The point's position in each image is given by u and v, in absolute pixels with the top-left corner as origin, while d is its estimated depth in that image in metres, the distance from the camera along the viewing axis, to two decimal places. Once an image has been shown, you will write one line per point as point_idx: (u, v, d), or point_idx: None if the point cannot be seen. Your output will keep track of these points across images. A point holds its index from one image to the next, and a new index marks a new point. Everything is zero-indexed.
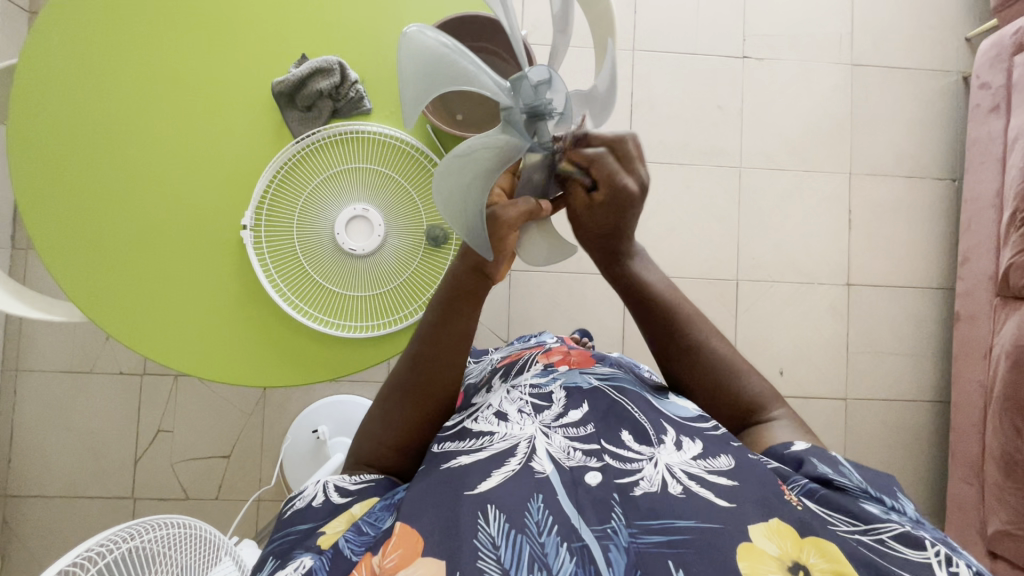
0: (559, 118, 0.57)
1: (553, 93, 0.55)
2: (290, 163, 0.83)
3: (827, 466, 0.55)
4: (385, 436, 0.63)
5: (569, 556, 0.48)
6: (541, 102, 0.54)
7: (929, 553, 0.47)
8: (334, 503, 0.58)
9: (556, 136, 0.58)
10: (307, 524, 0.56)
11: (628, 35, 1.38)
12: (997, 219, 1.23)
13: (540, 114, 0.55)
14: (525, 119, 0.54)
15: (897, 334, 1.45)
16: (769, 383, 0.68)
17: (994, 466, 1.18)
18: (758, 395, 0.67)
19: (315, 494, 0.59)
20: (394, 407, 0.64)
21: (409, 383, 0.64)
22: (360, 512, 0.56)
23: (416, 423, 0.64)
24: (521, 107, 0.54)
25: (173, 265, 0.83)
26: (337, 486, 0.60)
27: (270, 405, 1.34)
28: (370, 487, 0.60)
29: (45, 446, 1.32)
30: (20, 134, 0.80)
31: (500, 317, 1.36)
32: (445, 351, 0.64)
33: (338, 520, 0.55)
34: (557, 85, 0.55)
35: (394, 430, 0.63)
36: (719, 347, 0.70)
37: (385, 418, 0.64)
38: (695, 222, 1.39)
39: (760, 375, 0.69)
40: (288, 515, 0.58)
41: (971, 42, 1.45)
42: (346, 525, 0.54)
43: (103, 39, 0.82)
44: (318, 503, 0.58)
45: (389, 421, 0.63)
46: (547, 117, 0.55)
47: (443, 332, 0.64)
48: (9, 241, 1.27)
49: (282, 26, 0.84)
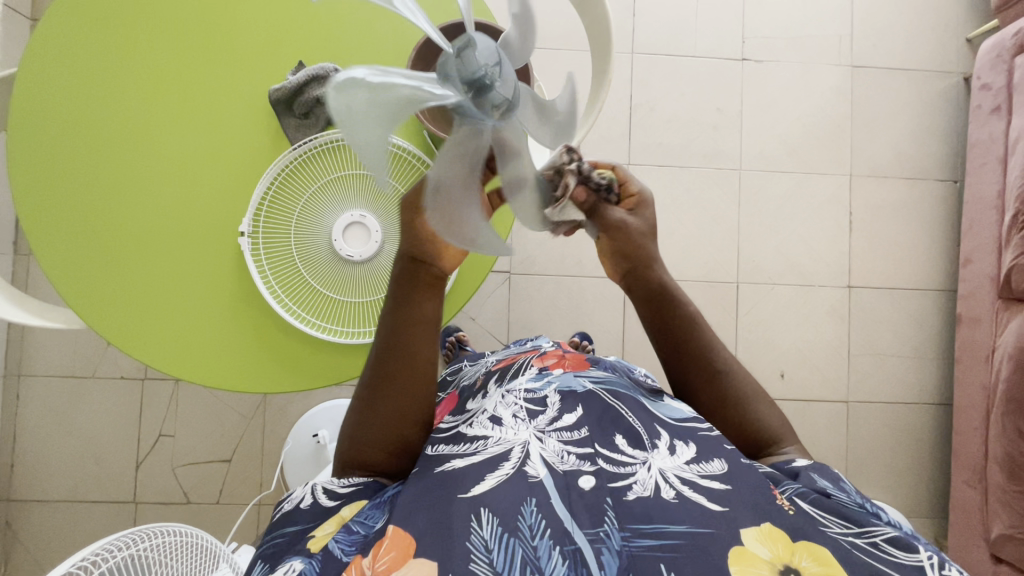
0: (506, 102, 0.49)
1: (501, 73, 0.48)
2: (288, 169, 0.84)
3: (827, 480, 0.55)
4: (364, 436, 0.60)
5: (562, 559, 0.48)
6: (483, 72, 0.45)
7: (922, 557, 0.47)
8: (323, 507, 0.57)
9: (500, 119, 0.49)
10: (297, 527, 0.56)
11: (626, 39, 1.38)
12: (999, 221, 1.22)
13: (487, 85, 0.46)
14: (466, 86, 0.46)
15: (899, 336, 1.44)
16: (782, 414, 0.68)
17: (997, 470, 1.17)
18: (769, 424, 0.67)
19: (303, 496, 0.59)
20: (370, 408, 0.60)
21: (378, 378, 0.60)
22: (349, 514, 0.55)
23: (396, 421, 0.60)
24: (459, 76, 0.45)
25: (169, 271, 0.84)
26: (325, 489, 0.59)
27: (270, 410, 1.34)
28: (360, 490, 0.58)
29: (47, 452, 1.33)
30: (20, 139, 0.81)
31: (500, 320, 1.36)
32: (415, 341, 0.60)
33: (327, 523, 0.55)
34: (503, 68, 0.49)
35: (372, 431, 0.60)
36: (736, 372, 0.69)
37: (362, 418, 0.60)
38: (695, 224, 1.39)
39: (774, 407, 0.68)
40: (277, 519, 0.58)
41: (972, 43, 1.45)
42: (336, 527, 0.54)
43: (105, 43, 0.82)
44: (306, 506, 0.58)
45: (364, 421, 0.60)
46: (492, 89, 0.47)
47: (407, 318, 0.60)
48: (12, 248, 1.28)
49: (278, 33, 0.85)
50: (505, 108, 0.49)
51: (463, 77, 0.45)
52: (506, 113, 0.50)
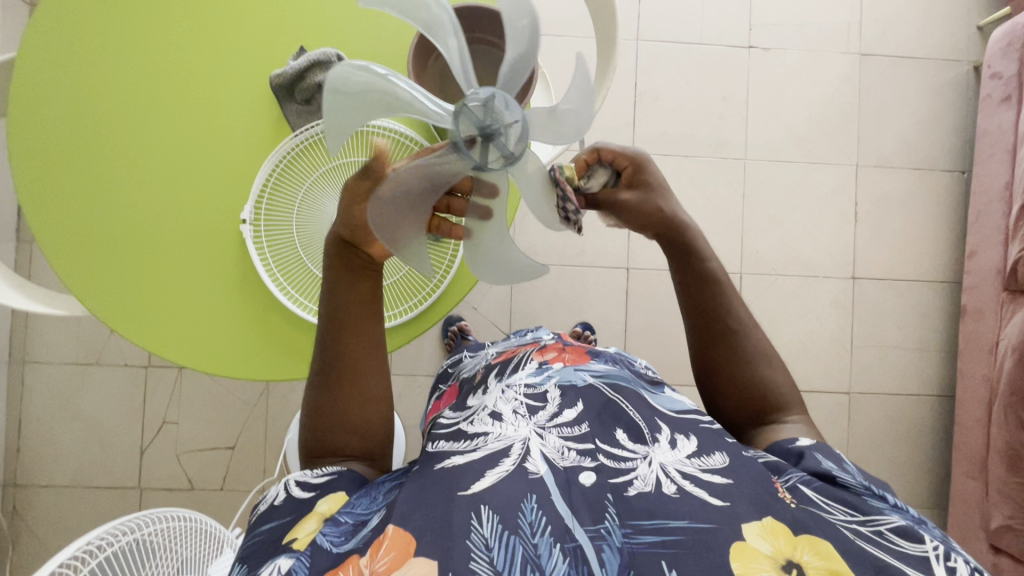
0: (504, 150, 0.56)
1: (511, 130, 0.55)
2: (289, 157, 0.84)
3: (831, 462, 0.56)
4: (324, 424, 0.61)
5: (563, 557, 0.47)
6: (491, 125, 0.54)
7: (927, 547, 0.47)
8: (298, 499, 0.56)
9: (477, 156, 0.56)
10: (276, 522, 0.54)
11: (631, 25, 1.36)
12: (1007, 212, 1.21)
13: (489, 136, 0.55)
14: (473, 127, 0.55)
15: (904, 328, 1.43)
16: (796, 386, 0.66)
17: (998, 461, 1.17)
18: (784, 394, 0.65)
19: (277, 493, 0.58)
20: (329, 396, 0.61)
21: (330, 367, 0.62)
22: (327, 511, 0.54)
23: (356, 406, 0.61)
24: (481, 111, 0.54)
25: (167, 254, 0.83)
26: (299, 480, 0.58)
27: (273, 397, 1.35)
28: (334, 480, 0.58)
29: (52, 438, 1.34)
30: (19, 120, 0.80)
31: (503, 310, 1.36)
32: (357, 324, 0.62)
33: (307, 522, 0.53)
34: (519, 128, 0.56)
35: (336, 422, 0.61)
36: (756, 339, 0.67)
37: (319, 409, 0.61)
38: (699, 213, 1.38)
39: (789, 375, 0.66)
40: (253, 519, 0.56)
41: (982, 31, 1.43)
42: (317, 525, 0.53)
43: (104, 24, 0.81)
44: (280, 501, 0.56)
45: (324, 411, 0.61)
46: (492, 139, 0.55)
47: (345, 305, 0.62)
48: (14, 235, 1.28)
49: (276, 18, 0.84)
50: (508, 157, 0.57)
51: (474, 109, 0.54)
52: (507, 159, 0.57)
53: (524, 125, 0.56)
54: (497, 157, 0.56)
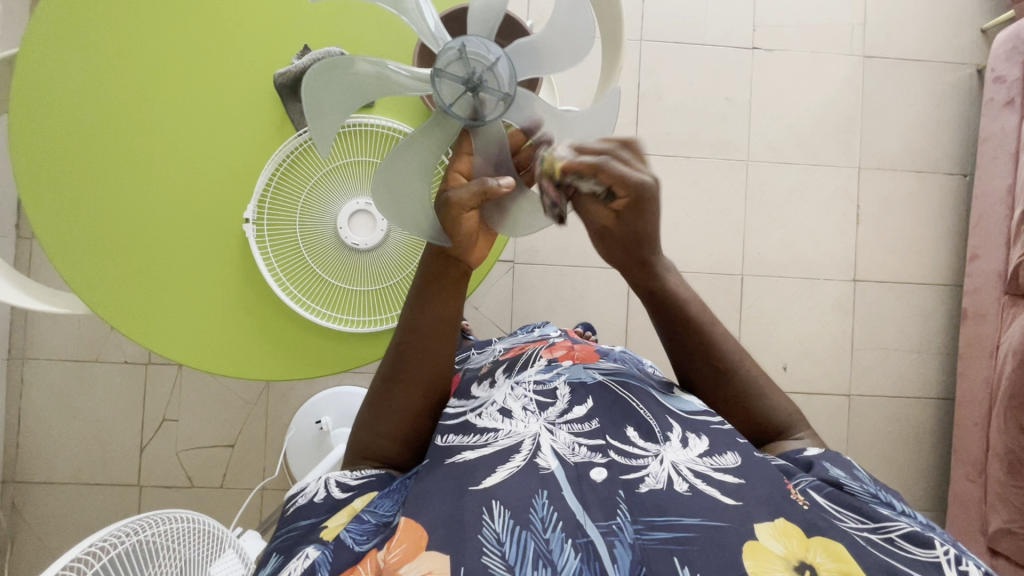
0: (478, 98, 0.60)
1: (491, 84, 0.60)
2: (296, 154, 0.83)
3: (838, 470, 0.55)
4: (382, 428, 0.61)
5: (574, 553, 0.48)
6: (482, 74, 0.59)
7: (938, 552, 0.47)
8: (335, 499, 0.56)
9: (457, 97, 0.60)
10: (311, 520, 0.55)
11: (635, 24, 1.36)
12: (1009, 216, 1.21)
13: (473, 83, 0.59)
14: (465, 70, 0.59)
15: (904, 330, 1.44)
16: (793, 403, 0.67)
17: (997, 464, 1.18)
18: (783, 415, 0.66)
19: (316, 490, 0.58)
20: (389, 398, 0.62)
21: (394, 373, 0.62)
22: (361, 505, 0.55)
23: (409, 416, 0.62)
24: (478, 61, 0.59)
25: (171, 256, 0.83)
26: (338, 481, 0.58)
27: (273, 395, 1.35)
28: (370, 482, 0.58)
29: (51, 435, 1.33)
30: (21, 123, 0.79)
31: (504, 310, 1.36)
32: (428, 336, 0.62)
33: (339, 514, 0.54)
34: (500, 91, 0.60)
35: (390, 422, 0.61)
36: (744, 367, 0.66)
37: (380, 410, 0.62)
38: (700, 214, 1.38)
39: (785, 395, 0.67)
40: (291, 512, 0.57)
41: (986, 34, 1.43)
42: (348, 517, 0.53)
43: (105, 24, 0.81)
44: (319, 499, 0.56)
45: (382, 413, 0.61)
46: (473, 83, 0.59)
47: (421, 319, 0.62)
48: (14, 231, 1.28)
49: (283, 16, 0.84)
50: (480, 107, 0.61)
51: (482, 55, 0.60)
52: (477, 108, 0.61)
53: (506, 95, 0.61)
54: (465, 103, 0.60)
